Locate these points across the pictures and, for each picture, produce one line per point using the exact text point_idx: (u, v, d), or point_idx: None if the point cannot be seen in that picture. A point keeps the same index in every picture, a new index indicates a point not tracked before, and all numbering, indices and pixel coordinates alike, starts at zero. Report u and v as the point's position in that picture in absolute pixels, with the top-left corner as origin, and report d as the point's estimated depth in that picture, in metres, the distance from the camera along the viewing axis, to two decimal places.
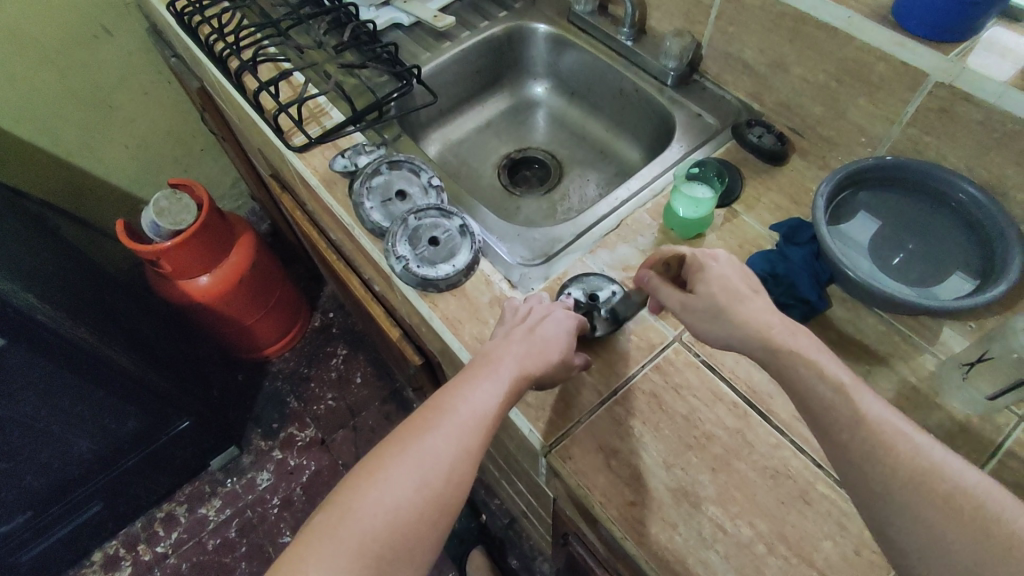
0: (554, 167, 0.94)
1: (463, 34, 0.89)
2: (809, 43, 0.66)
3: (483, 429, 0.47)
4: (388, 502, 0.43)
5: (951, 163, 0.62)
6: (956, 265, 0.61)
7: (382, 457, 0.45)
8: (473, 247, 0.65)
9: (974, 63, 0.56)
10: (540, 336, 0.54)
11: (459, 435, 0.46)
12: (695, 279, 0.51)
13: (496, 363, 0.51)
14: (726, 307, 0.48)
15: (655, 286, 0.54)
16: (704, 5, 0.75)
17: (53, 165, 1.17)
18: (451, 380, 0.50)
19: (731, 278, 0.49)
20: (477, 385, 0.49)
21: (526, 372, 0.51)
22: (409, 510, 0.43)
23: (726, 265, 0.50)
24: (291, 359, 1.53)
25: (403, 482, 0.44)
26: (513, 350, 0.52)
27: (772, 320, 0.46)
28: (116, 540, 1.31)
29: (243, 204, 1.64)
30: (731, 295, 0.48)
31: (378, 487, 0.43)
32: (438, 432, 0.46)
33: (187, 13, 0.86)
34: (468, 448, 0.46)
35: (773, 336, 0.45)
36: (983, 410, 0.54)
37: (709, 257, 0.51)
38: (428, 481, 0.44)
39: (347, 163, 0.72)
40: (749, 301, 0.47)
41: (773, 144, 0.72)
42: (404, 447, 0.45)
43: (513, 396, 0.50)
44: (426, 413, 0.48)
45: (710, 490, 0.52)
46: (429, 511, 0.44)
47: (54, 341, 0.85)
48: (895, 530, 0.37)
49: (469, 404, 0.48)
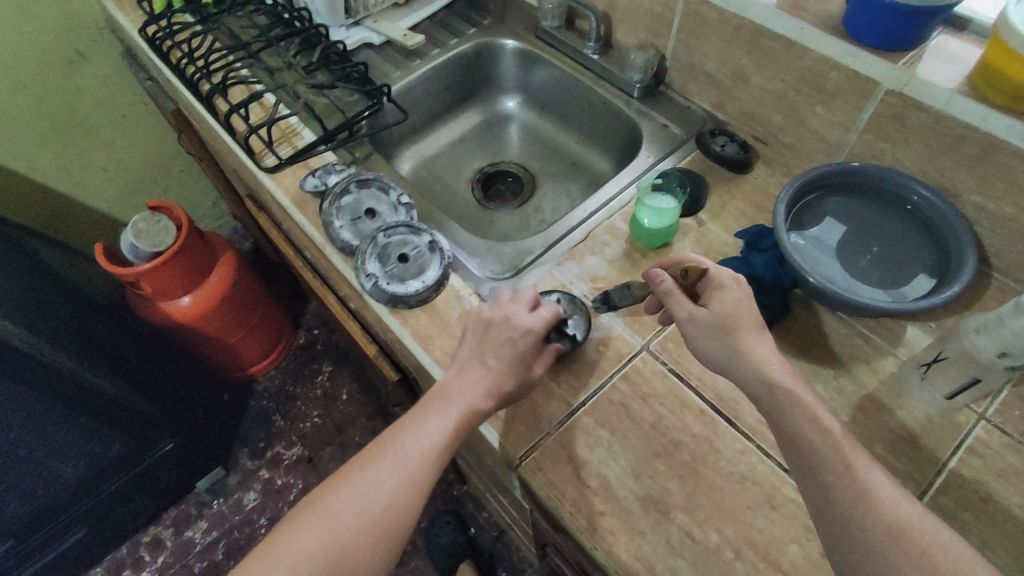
0: (527, 180, 0.95)
1: (433, 52, 0.91)
2: (766, 54, 0.68)
3: (427, 462, 0.50)
4: (330, 528, 0.46)
5: (906, 168, 0.64)
6: (917, 265, 0.62)
7: (332, 486, 0.49)
8: (442, 263, 0.66)
9: (923, 70, 0.57)
10: (494, 362, 0.54)
11: (404, 467, 0.49)
12: (712, 296, 0.51)
13: (446, 394, 0.53)
14: (734, 333, 0.48)
15: (670, 291, 0.52)
16: (666, 18, 0.76)
17: (30, 191, 1.17)
18: (406, 413, 0.53)
19: (747, 304, 0.50)
20: (428, 419, 0.52)
21: (477, 404, 0.53)
22: (350, 535, 0.46)
23: (745, 292, 0.51)
24: (276, 377, 1.52)
25: (346, 509, 0.47)
26: (466, 380, 0.54)
27: (777, 360, 0.47)
28: (101, 566, 1.29)
29: (225, 222, 1.64)
30: (744, 322, 0.49)
31: (324, 514, 0.47)
32: (384, 463, 0.49)
33: (158, 38, 0.86)
34: (411, 480, 0.49)
35: (773, 373, 0.46)
36: (942, 409, 0.55)
37: (733, 279, 0.51)
38: (370, 510, 0.47)
39: (317, 183, 0.73)
40: (758, 334, 0.49)
41: (736, 152, 0.74)
42: (352, 477, 0.49)
43: (462, 429, 0.52)
44: (378, 445, 0.51)
45: (678, 497, 0.52)
46: (370, 537, 0.47)
47: (32, 368, 0.85)
48: (853, 551, 0.39)
49: (416, 437, 0.51)
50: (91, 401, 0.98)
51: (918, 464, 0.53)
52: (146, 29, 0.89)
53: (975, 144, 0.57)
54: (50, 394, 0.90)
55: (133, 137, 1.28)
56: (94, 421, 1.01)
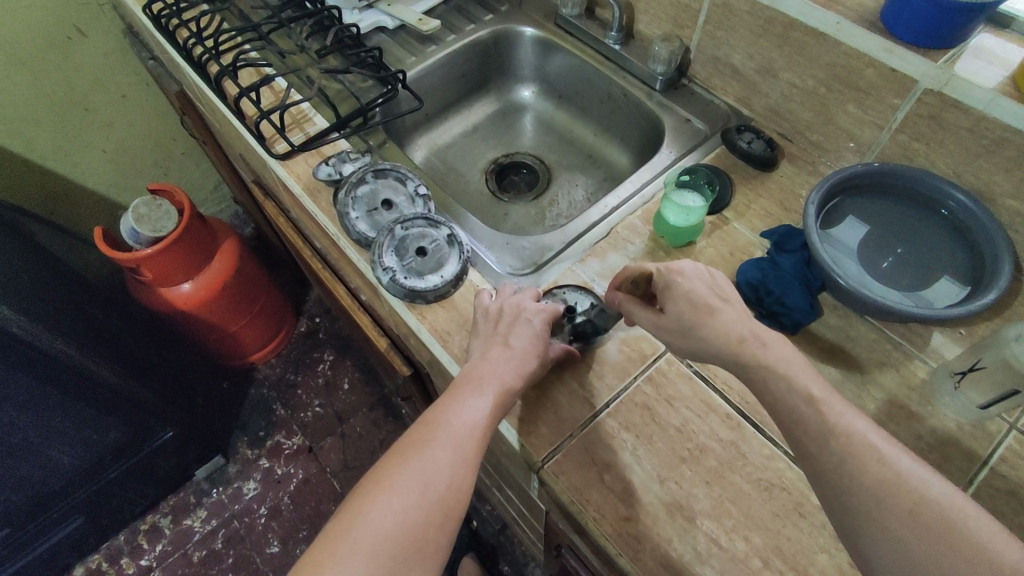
0: (542, 172, 0.93)
1: (449, 38, 0.88)
2: (797, 48, 0.66)
3: (476, 437, 0.49)
4: (397, 511, 0.45)
5: (940, 169, 0.62)
6: (945, 270, 0.61)
7: (387, 470, 0.47)
8: (461, 257, 0.64)
9: (963, 69, 0.56)
10: (520, 341, 0.54)
11: (456, 444, 0.48)
12: (664, 295, 0.50)
13: (484, 374, 0.52)
14: (694, 325, 0.47)
15: (624, 306, 0.53)
16: (692, 9, 0.74)
17: (27, 171, 1.14)
18: (444, 394, 0.52)
19: (698, 290, 0.48)
20: (470, 397, 0.51)
21: (511, 381, 0.52)
22: (416, 516, 0.45)
23: (693, 279, 0.49)
24: (277, 365, 1.50)
25: (408, 492, 0.46)
26: (498, 360, 0.53)
27: (746, 331, 0.45)
28: (99, 554, 1.28)
29: (226, 207, 1.61)
30: (702, 311, 0.47)
31: (385, 498, 0.45)
32: (436, 444, 0.48)
33: (164, 15, 0.83)
34: (465, 456, 0.48)
35: (744, 347, 0.45)
36: (974, 417, 0.54)
37: (675, 272, 0.50)
38: (430, 488, 0.46)
39: (331, 171, 0.70)
40: (720, 314, 0.47)
41: (763, 149, 0.72)
42: (405, 460, 0.47)
43: (502, 406, 0.52)
44: (423, 427, 0.50)
45: (704, 504, 0.51)
46: (436, 515, 0.46)
47: (29, 354, 0.82)
48: (851, 524, 0.39)
49: (462, 414, 0.50)
50: (88, 386, 0.96)
51: (949, 472, 0.52)
52: (151, 6, 0.86)
53: (1016, 147, 0.55)
54: (47, 379, 0.88)
55: (134, 118, 1.24)
56: (91, 408, 0.99)
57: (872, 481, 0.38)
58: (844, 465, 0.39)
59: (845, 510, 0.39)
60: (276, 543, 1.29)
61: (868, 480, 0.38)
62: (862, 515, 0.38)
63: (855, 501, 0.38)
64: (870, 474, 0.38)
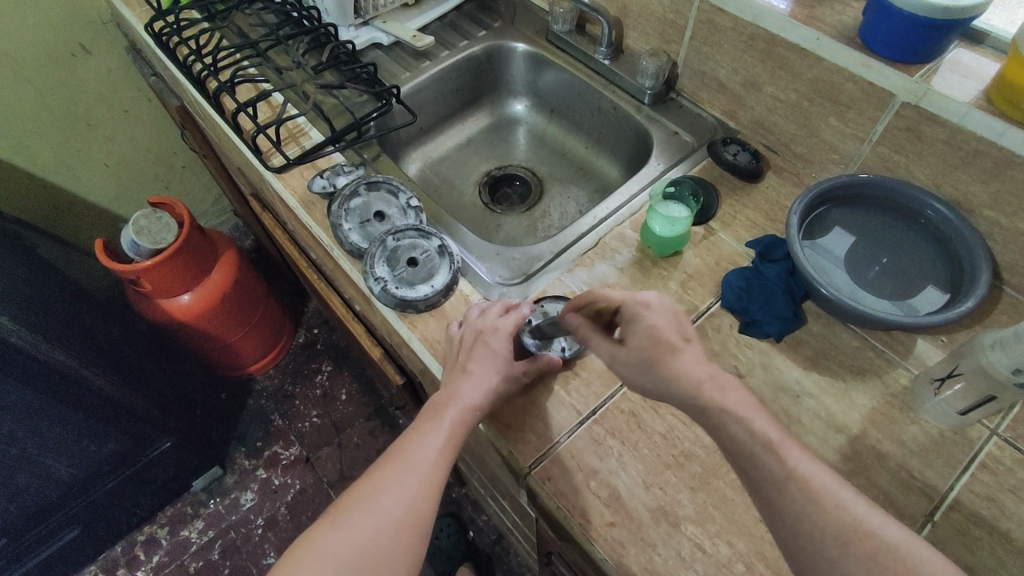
0: (534, 184, 0.95)
1: (442, 53, 0.90)
2: (779, 63, 0.67)
3: (434, 466, 0.50)
4: (350, 538, 0.46)
5: (919, 181, 0.63)
6: (927, 278, 0.62)
7: (347, 499, 0.49)
8: (452, 267, 0.65)
9: (939, 84, 0.57)
10: (478, 365, 0.55)
11: (415, 474, 0.49)
12: (627, 328, 0.48)
13: (444, 406, 0.53)
14: (654, 364, 0.45)
15: (584, 335, 0.50)
16: (679, 25, 0.76)
17: (30, 183, 1.16)
18: (408, 425, 0.53)
19: (663, 327, 0.46)
20: (430, 430, 0.52)
21: (472, 410, 0.53)
22: (372, 546, 0.46)
23: (659, 312, 0.47)
24: (275, 376, 1.51)
25: (363, 520, 0.47)
26: (458, 387, 0.54)
27: (706, 376, 0.44)
28: (95, 565, 1.28)
29: (226, 220, 1.63)
30: (663, 349, 0.45)
31: (339, 525, 0.47)
32: (394, 472, 0.49)
33: (165, 33, 0.85)
34: (423, 485, 0.49)
35: (703, 393, 0.43)
36: (954, 423, 0.55)
37: (641, 304, 0.47)
38: (385, 516, 0.47)
39: (325, 184, 0.72)
40: (683, 354, 0.45)
41: (748, 161, 0.73)
42: (363, 490, 0.49)
43: (461, 437, 0.52)
44: (384, 457, 0.51)
45: (689, 509, 0.52)
46: (389, 544, 0.46)
47: (29, 364, 0.84)
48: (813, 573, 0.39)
49: (421, 443, 0.51)
50: (87, 397, 0.97)
51: (931, 478, 0.53)
52: (153, 24, 0.88)
53: (991, 159, 0.56)
54: (47, 389, 0.89)
55: (135, 132, 1.26)
56: (89, 419, 1.00)
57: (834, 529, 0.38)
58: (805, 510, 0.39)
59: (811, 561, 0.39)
60: (272, 553, 1.29)
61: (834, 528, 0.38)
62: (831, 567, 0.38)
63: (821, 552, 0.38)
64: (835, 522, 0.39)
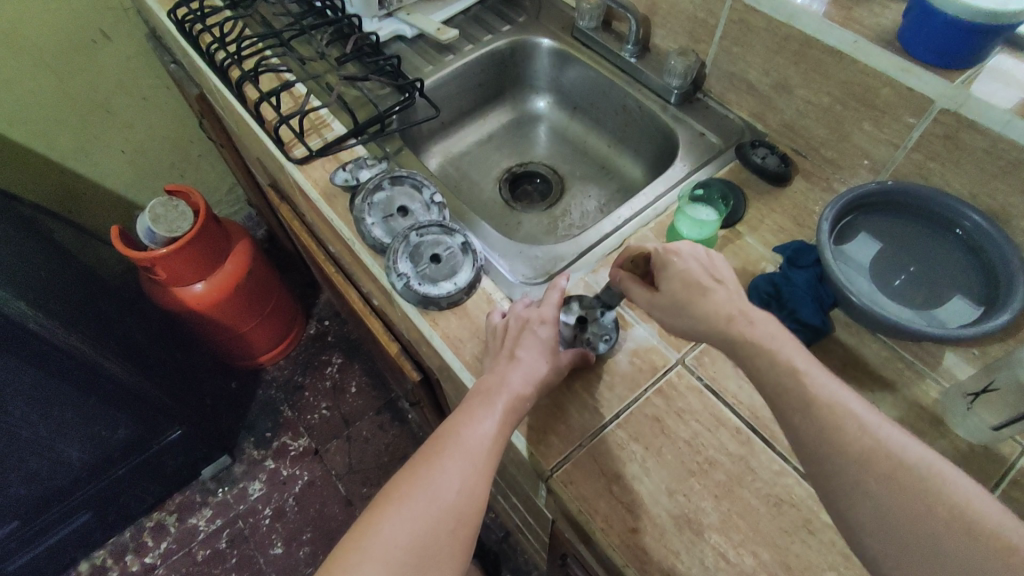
0: (555, 182, 0.94)
1: (466, 47, 0.89)
2: (813, 66, 0.66)
3: (488, 454, 0.49)
4: (409, 528, 0.45)
5: (955, 190, 0.62)
6: (959, 290, 0.61)
7: (402, 480, 0.48)
8: (475, 265, 0.64)
9: (980, 91, 0.56)
10: (526, 350, 0.55)
11: (468, 457, 0.49)
12: (660, 275, 0.51)
13: (493, 389, 0.52)
14: (687, 303, 0.48)
15: (623, 283, 0.55)
16: (709, 25, 0.75)
17: (47, 167, 1.15)
18: (456, 409, 0.52)
19: (693, 271, 0.50)
20: (480, 413, 0.51)
21: (520, 392, 0.52)
22: (429, 527, 0.46)
23: (689, 259, 0.51)
24: (286, 366, 1.51)
25: (422, 500, 0.46)
26: (506, 371, 0.54)
27: (736, 310, 0.46)
28: (104, 550, 1.29)
29: (240, 209, 1.63)
30: (695, 291, 0.49)
31: (397, 514, 0.46)
32: (447, 460, 0.48)
33: (188, 20, 0.85)
34: (476, 472, 0.48)
35: (733, 327, 0.46)
36: (987, 438, 0.54)
37: (670, 252, 0.51)
38: (440, 507, 0.46)
39: (348, 177, 0.72)
40: (713, 294, 0.48)
41: (777, 165, 0.72)
42: (415, 474, 0.48)
43: (512, 417, 0.52)
44: (437, 438, 0.51)
45: (713, 517, 0.51)
46: (444, 529, 0.46)
47: (44, 349, 0.83)
48: (883, 553, 0.38)
49: (473, 429, 0.50)
50: (100, 382, 0.96)
51: None
52: (176, 11, 0.87)
53: None
54: (59, 374, 0.88)
55: (153, 119, 1.26)
56: (102, 404, 1.00)
57: (900, 497, 0.37)
58: (869, 485, 0.38)
59: (884, 543, 0.38)
60: (279, 544, 1.30)
61: (900, 495, 0.37)
62: (897, 535, 0.37)
63: (895, 527, 0.37)
64: (903, 490, 0.38)
